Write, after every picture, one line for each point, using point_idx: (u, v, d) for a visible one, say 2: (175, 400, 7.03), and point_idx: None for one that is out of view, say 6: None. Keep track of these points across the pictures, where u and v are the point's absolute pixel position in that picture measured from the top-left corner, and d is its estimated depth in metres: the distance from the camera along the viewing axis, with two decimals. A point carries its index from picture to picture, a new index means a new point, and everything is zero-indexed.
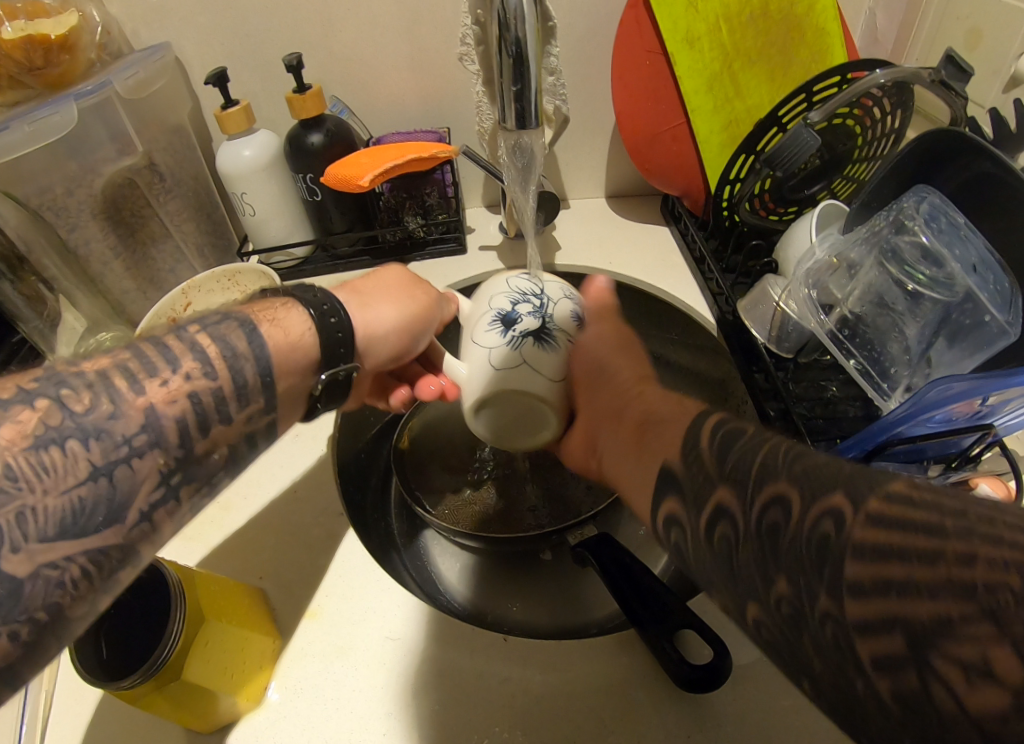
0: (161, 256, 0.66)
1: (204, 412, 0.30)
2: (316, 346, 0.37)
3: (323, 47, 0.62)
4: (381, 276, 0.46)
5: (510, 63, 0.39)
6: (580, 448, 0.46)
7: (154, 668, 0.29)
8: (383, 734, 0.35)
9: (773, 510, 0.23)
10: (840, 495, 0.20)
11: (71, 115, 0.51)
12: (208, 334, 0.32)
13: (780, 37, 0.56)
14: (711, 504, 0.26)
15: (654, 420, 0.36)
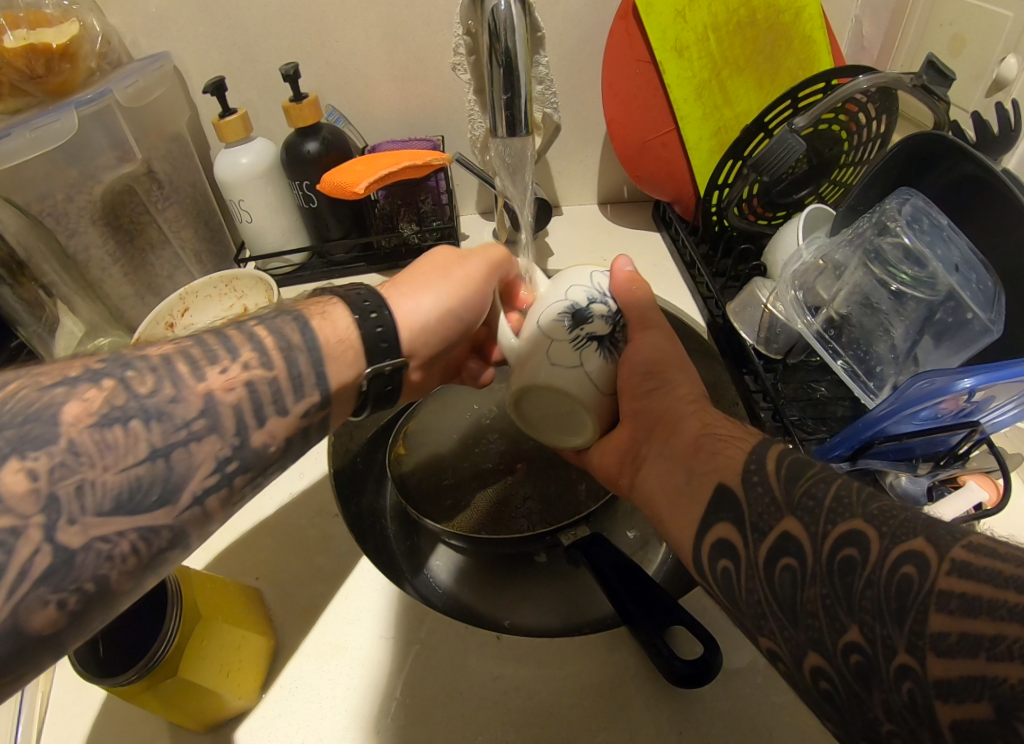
0: (159, 262, 0.67)
1: (260, 401, 0.31)
2: (360, 341, 0.36)
3: (318, 57, 0.63)
4: (428, 260, 0.44)
5: (500, 72, 0.40)
6: (617, 452, 0.42)
7: (157, 660, 0.30)
8: (376, 732, 0.36)
9: (848, 546, 0.24)
10: (919, 539, 0.23)
11: (72, 123, 0.52)
12: (264, 327, 0.33)
13: (766, 46, 0.58)
14: (776, 533, 0.28)
15: (712, 437, 0.35)
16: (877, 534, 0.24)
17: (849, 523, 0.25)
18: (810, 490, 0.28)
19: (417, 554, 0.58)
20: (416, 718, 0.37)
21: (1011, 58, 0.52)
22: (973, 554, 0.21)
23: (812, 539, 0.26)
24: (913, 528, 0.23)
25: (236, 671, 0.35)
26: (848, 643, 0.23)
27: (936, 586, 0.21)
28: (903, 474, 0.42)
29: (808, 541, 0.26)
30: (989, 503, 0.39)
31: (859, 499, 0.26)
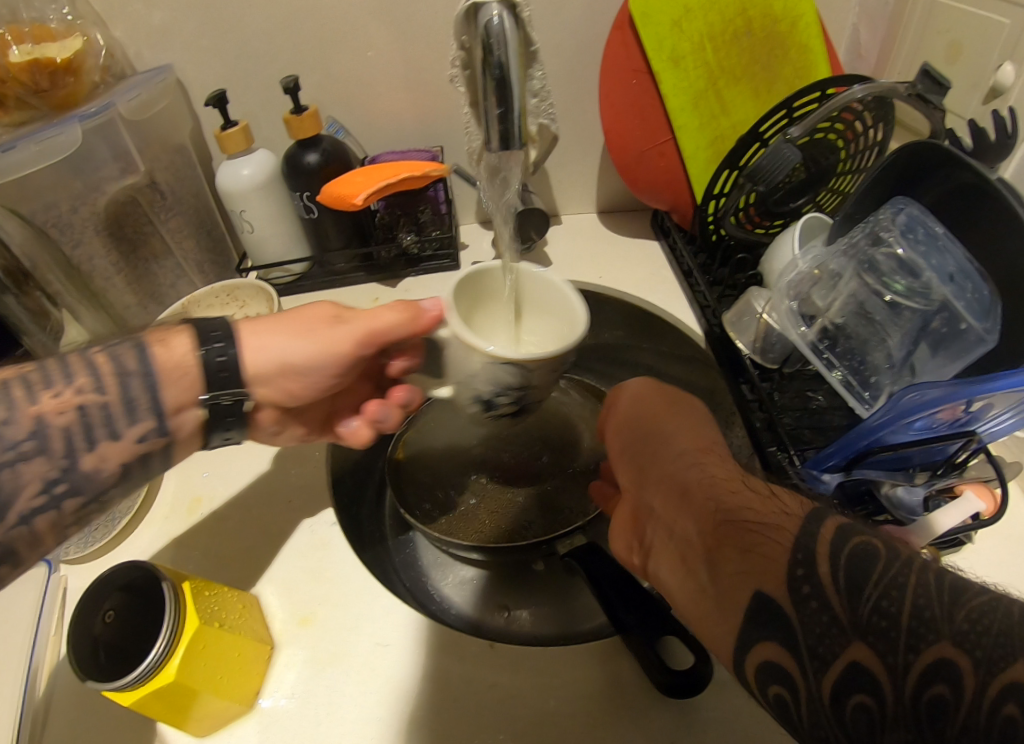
0: (161, 272, 0.68)
1: (91, 424, 0.33)
2: (197, 370, 0.36)
3: (318, 69, 0.63)
4: (298, 310, 0.43)
5: (493, 85, 0.40)
6: (635, 529, 0.41)
7: (150, 667, 0.31)
8: (375, 735, 0.37)
9: (938, 682, 0.23)
10: (1022, 666, 0.22)
11: (75, 137, 0.53)
12: (106, 353, 0.35)
13: (762, 56, 0.58)
14: (843, 663, 0.26)
15: (745, 526, 0.32)
16: (971, 663, 0.23)
17: (936, 648, 0.24)
18: (879, 606, 0.26)
19: (418, 565, 0.58)
20: (415, 722, 0.37)
21: (1007, 65, 0.52)
22: None
23: (892, 674, 0.24)
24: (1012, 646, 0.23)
25: (233, 675, 0.36)
26: None
27: None
28: (898, 484, 0.41)
29: (883, 670, 0.25)
30: (986, 513, 0.39)
31: (942, 610, 0.25)
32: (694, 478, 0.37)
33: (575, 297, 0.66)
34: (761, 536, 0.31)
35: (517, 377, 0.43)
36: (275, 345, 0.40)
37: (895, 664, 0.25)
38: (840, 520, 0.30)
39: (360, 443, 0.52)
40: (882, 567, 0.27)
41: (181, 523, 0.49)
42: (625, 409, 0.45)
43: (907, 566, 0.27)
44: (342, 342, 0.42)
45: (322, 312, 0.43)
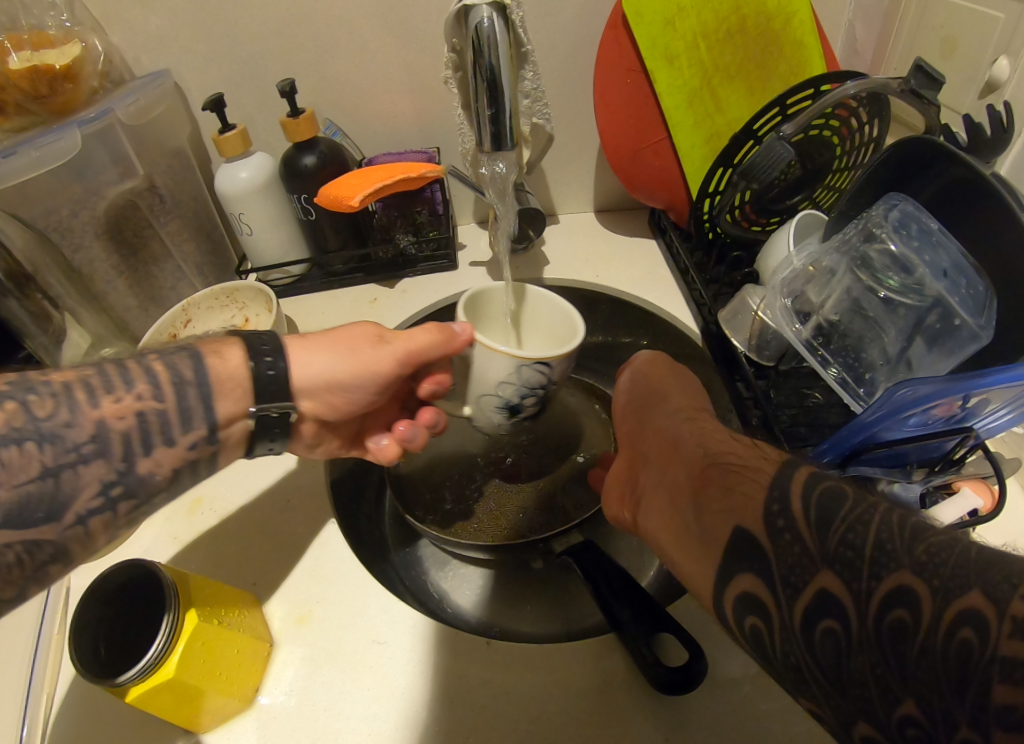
0: (162, 274, 0.68)
1: (148, 430, 0.34)
2: (248, 384, 0.38)
3: (315, 72, 0.64)
4: (343, 331, 0.44)
5: (484, 87, 0.40)
6: (626, 484, 0.45)
7: (149, 664, 0.31)
8: (368, 735, 0.37)
9: (897, 608, 0.23)
10: (977, 595, 0.22)
11: (74, 141, 0.54)
12: (162, 361, 0.36)
13: (757, 53, 0.58)
14: (812, 592, 0.27)
15: (726, 465, 0.35)
16: (929, 591, 0.23)
17: (897, 576, 0.24)
18: (846, 539, 0.26)
19: (417, 563, 0.59)
20: (412, 718, 0.38)
21: (1003, 59, 0.53)
22: None
23: (856, 600, 0.25)
24: (968, 576, 0.22)
25: (236, 670, 0.37)
26: (904, 716, 0.22)
27: (1000, 652, 0.20)
28: (896, 480, 0.42)
29: (850, 602, 0.25)
30: (984, 509, 0.39)
31: (904, 543, 0.25)
32: (687, 435, 0.40)
33: (572, 296, 0.66)
34: (742, 477, 0.33)
35: (545, 377, 0.44)
36: (319, 366, 0.42)
37: (859, 591, 0.25)
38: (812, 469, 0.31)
39: (387, 460, 0.52)
40: (847, 506, 0.27)
41: (182, 523, 0.50)
42: (629, 386, 0.49)
43: (872, 508, 0.27)
44: (384, 364, 0.44)
45: (364, 333, 0.44)
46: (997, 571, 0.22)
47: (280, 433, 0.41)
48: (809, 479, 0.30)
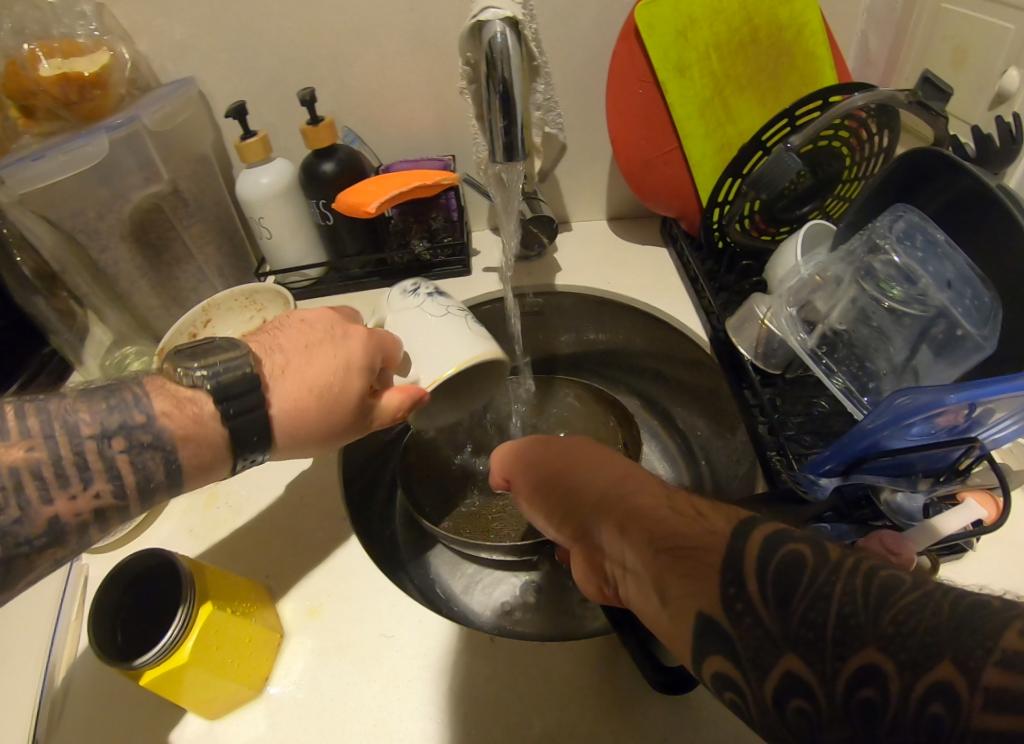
0: (184, 276, 0.70)
1: (105, 518, 0.32)
2: (229, 452, 0.36)
3: (335, 81, 0.65)
4: (330, 361, 0.40)
5: (498, 99, 0.41)
6: (585, 570, 0.39)
7: (164, 650, 0.33)
8: (376, 724, 0.39)
9: (866, 686, 0.23)
10: (946, 665, 0.22)
11: (102, 147, 0.57)
12: (127, 456, 0.32)
13: (768, 64, 0.59)
14: (778, 670, 0.26)
15: (681, 547, 0.31)
16: (896, 667, 0.23)
17: (865, 653, 0.23)
18: (808, 616, 0.26)
19: (427, 566, 0.60)
20: (424, 711, 0.39)
21: (1013, 70, 0.53)
22: (1011, 680, 0.20)
23: (821, 680, 0.24)
24: (938, 647, 0.22)
25: (246, 656, 0.39)
26: None
27: (972, 725, 0.20)
28: (899, 490, 0.42)
29: (814, 678, 0.24)
30: (988, 520, 0.39)
31: (868, 612, 0.24)
32: (622, 515, 0.36)
33: (584, 302, 0.67)
34: (694, 559, 0.30)
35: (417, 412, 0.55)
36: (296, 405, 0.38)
37: (824, 672, 0.24)
38: (775, 527, 0.30)
39: None
40: (807, 576, 0.26)
41: (197, 518, 0.52)
42: (527, 462, 0.45)
43: (836, 573, 0.26)
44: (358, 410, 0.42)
45: (356, 373, 0.41)
46: (965, 635, 0.22)
47: None
48: (762, 529, 0.30)
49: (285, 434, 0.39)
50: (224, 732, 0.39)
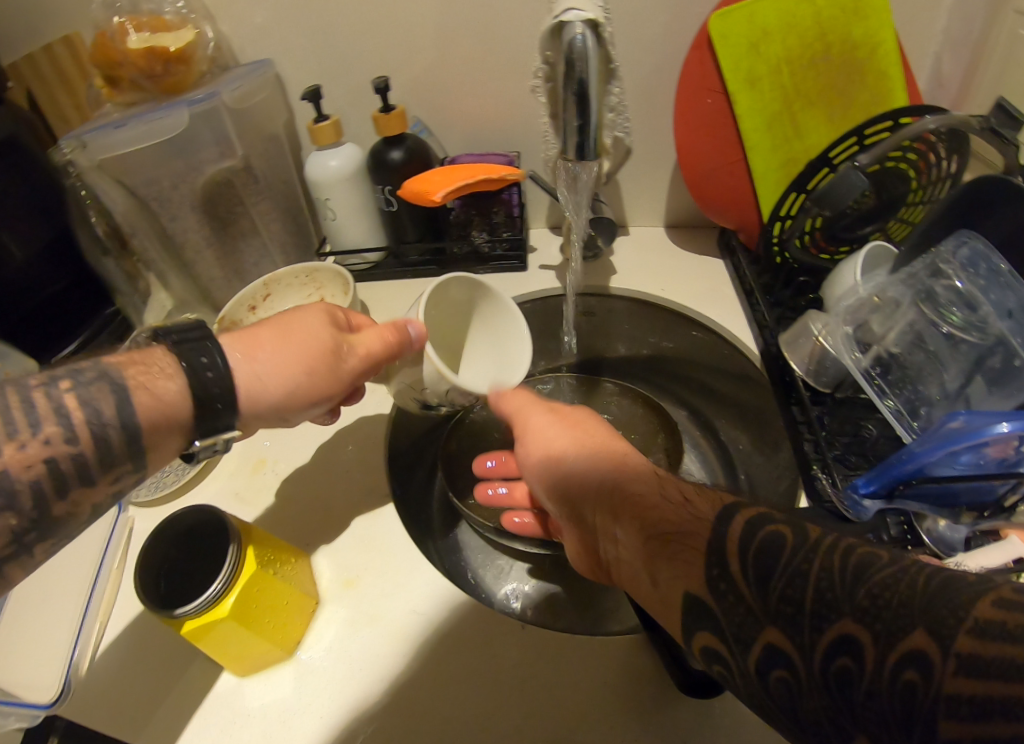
0: (247, 250, 0.72)
1: (63, 479, 0.31)
2: (192, 404, 0.35)
3: (408, 72, 0.67)
4: (303, 324, 0.41)
5: (573, 98, 0.42)
6: (581, 550, 0.43)
7: (207, 602, 0.35)
8: (409, 698, 0.40)
9: (842, 655, 0.25)
10: (920, 634, 0.23)
11: (182, 120, 0.60)
12: (76, 397, 0.32)
13: (838, 81, 0.59)
14: (761, 644, 0.28)
15: (669, 536, 0.34)
16: (871, 636, 0.24)
17: (840, 625, 0.25)
18: (785, 594, 0.28)
19: (460, 554, 0.61)
20: (452, 687, 0.41)
21: None
22: (981, 647, 0.21)
23: (801, 652, 0.26)
24: (912, 616, 0.23)
25: (281, 618, 0.41)
26: None
27: (942, 690, 0.21)
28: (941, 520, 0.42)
29: (795, 650, 0.27)
30: None
31: (845, 584, 0.26)
32: (610, 492, 0.39)
33: (633, 306, 0.68)
34: (680, 546, 0.33)
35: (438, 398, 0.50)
36: (282, 370, 0.39)
37: (803, 643, 0.26)
38: (750, 513, 0.32)
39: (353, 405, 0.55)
40: (785, 554, 0.29)
41: (243, 481, 0.55)
42: (533, 436, 0.45)
43: (812, 551, 0.28)
44: (332, 360, 0.41)
45: (318, 326, 0.42)
46: (941, 608, 0.23)
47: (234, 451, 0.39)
48: (749, 509, 0.32)
49: (251, 386, 0.38)
50: (250, 691, 0.41)
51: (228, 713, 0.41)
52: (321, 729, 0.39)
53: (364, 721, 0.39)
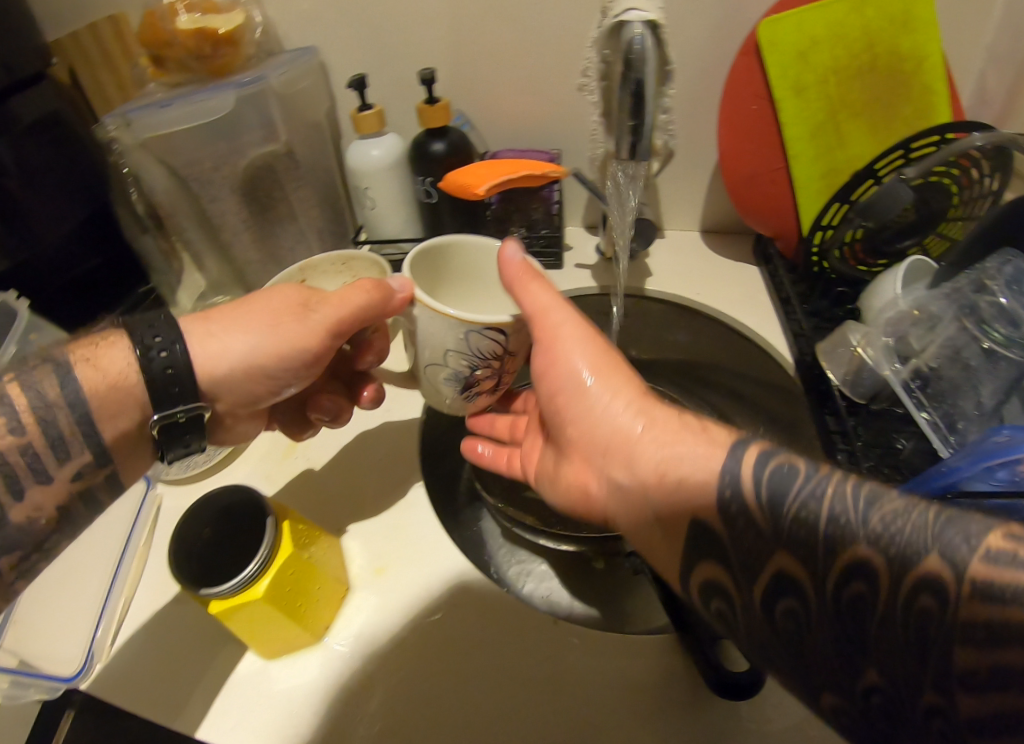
0: (284, 234, 0.73)
1: (17, 469, 0.37)
2: (139, 382, 0.39)
3: (453, 66, 0.67)
4: (268, 296, 0.45)
5: (630, 99, 0.42)
6: (580, 487, 0.42)
7: (241, 583, 0.36)
8: (434, 688, 0.41)
9: (855, 582, 0.26)
10: (933, 561, 0.23)
11: (227, 102, 0.60)
12: (20, 384, 0.37)
13: (885, 93, 0.59)
14: (771, 571, 0.29)
15: (678, 465, 0.34)
16: (884, 562, 0.25)
17: (852, 553, 0.26)
18: (798, 518, 0.28)
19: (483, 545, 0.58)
20: (481, 676, 0.41)
21: None
22: (993, 573, 0.22)
23: (814, 581, 0.27)
24: (923, 544, 0.24)
25: (313, 604, 0.41)
26: (868, 685, 0.25)
27: (957, 616, 0.22)
28: None
29: (807, 583, 0.28)
30: None
31: (859, 511, 0.26)
32: (624, 426, 0.38)
33: (666, 309, 0.68)
34: (693, 470, 0.33)
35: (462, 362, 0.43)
36: (241, 339, 0.42)
37: (815, 571, 0.27)
38: (763, 444, 0.32)
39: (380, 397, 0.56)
40: (799, 482, 0.29)
41: (273, 464, 0.55)
42: (552, 356, 0.42)
43: (826, 478, 0.28)
44: (301, 326, 0.44)
45: (287, 298, 0.45)
46: (953, 537, 0.23)
47: (197, 434, 0.42)
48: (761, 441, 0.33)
49: (206, 356, 0.42)
50: (277, 672, 0.42)
51: (253, 691, 0.41)
52: (350, 712, 0.40)
53: (392, 706, 0.40)
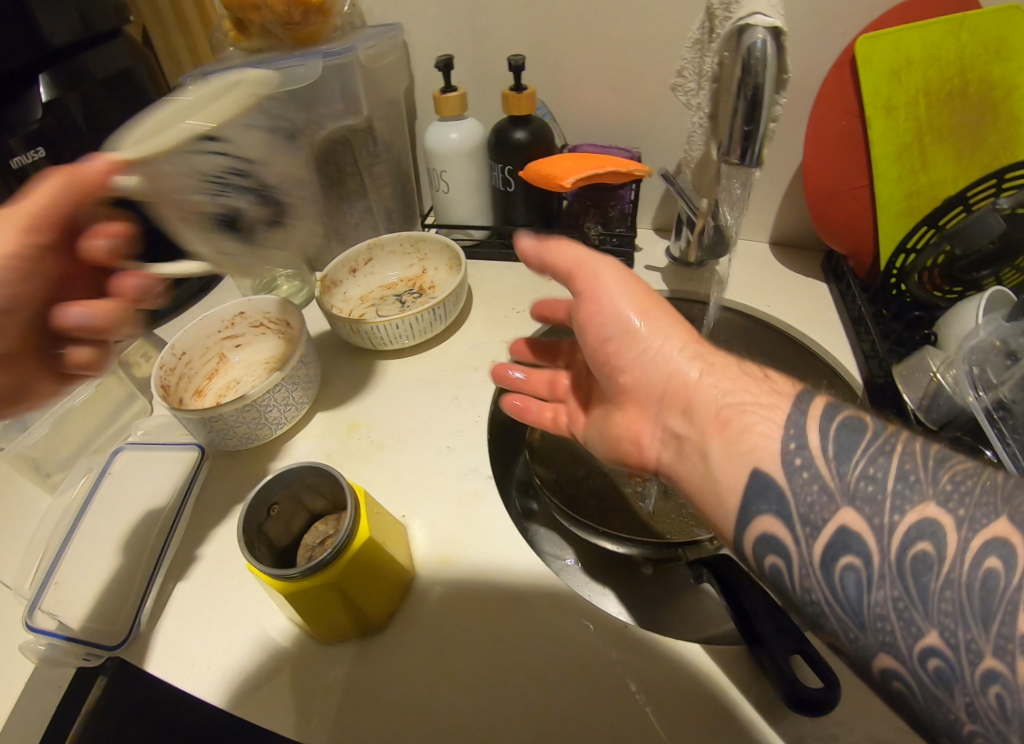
0: (350, 212, 0.74)
1: None
2: None
3: (542, 56, 0.67)
4: None
5: (745, 104, 0.42)
6: (632, 434, 0.42)
7: (315, 566, 0.36)
8: (485, 688, 0.40)
9: (923, 541, 0.28)
10: (1004, 525, 0.26)
11: (315, 69, 0.59)
12: None
13: (974, 120, 0.57)
14: (835, 525, 0.30)
15: (740, 407, 0.35)
16: (955, 522, 0.27)
17: (924, 508, 0.28)
18: (867, 473, 0.30)
19: (534, 540, 0.58)
20: (538, 672, 0.41)
21: None
22: None
23: (878, 543, 0.29)
24: (995, 509, 0.27)
25: (373, 594, 0.41)
26: (927, 646, 0.26)
27: (1023, 580, 0.25)
28: None
29: (870, 533, 0.29)
30: None
31: (929, 473, 0.29)
32: (681, 369, 0.38)
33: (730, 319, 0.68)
34: (756, 415, 0.35)
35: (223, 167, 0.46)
36: None
37: (881, 523, 0.29)
38: (828, 398, 0.35)
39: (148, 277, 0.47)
40: (867, 438, 0.32)
41: (333, 442, 0.56)
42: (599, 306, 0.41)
43: (893, 436, 0.32)
44: None
45: None
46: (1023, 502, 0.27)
47: None
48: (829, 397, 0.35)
49: None
50: (328, 657, 0.42)
51: (303, 670, 0.42)
52: (404, 694, 0.40)
53: (447, 692, 0.40)
